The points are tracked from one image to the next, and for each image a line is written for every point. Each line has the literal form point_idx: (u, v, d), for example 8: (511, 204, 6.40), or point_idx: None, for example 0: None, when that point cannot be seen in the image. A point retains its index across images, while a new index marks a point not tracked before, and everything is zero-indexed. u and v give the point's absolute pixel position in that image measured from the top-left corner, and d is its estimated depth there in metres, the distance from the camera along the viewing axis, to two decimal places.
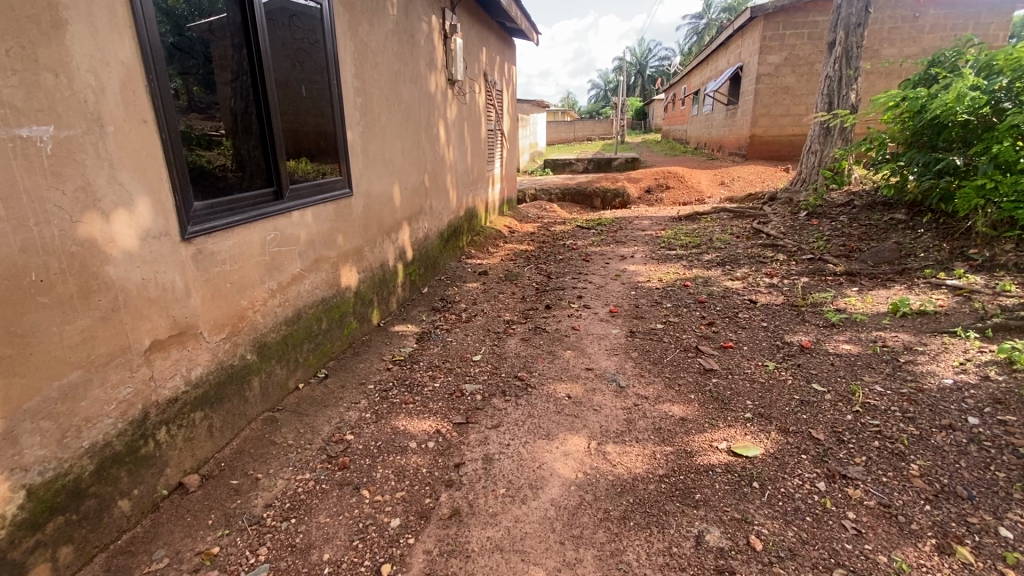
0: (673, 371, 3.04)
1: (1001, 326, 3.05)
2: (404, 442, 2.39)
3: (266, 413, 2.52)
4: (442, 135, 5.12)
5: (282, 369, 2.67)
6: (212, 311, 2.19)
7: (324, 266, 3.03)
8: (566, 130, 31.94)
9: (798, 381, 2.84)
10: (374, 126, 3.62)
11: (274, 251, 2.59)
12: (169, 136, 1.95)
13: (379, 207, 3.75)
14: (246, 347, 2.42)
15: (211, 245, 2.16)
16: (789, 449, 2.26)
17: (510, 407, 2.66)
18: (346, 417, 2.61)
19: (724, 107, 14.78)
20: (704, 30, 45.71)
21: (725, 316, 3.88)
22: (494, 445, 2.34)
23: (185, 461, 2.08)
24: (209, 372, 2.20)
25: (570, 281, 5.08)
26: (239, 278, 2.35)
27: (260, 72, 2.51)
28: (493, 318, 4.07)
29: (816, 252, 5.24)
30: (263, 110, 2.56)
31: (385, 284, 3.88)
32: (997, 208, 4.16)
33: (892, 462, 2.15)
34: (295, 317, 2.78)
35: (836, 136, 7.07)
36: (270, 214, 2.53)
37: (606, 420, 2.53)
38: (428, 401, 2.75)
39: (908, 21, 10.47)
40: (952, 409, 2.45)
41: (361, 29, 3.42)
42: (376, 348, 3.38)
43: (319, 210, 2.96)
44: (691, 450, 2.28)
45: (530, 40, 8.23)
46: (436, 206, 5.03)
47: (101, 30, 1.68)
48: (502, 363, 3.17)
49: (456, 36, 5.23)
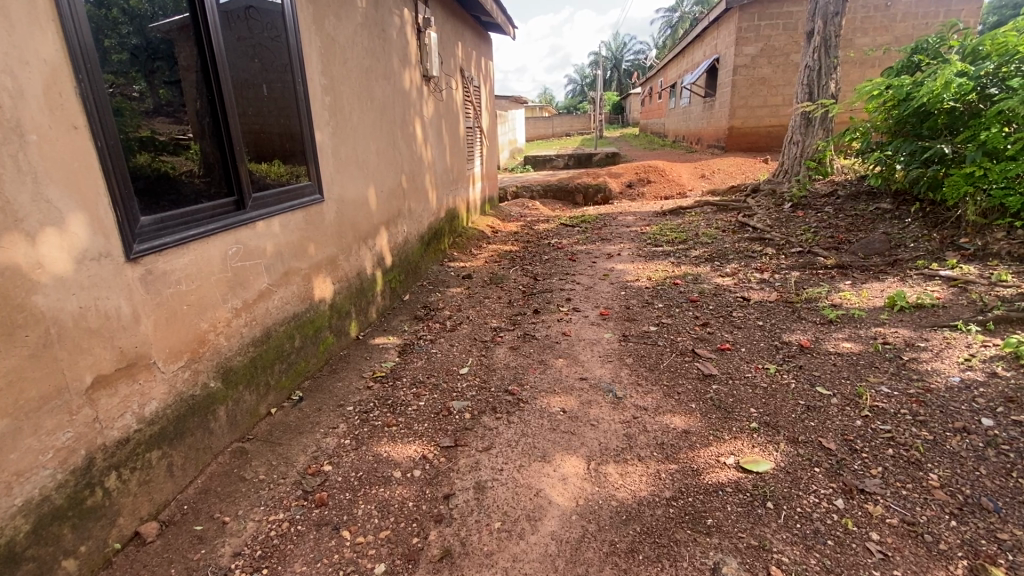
0: (671, 377, 2.88)
1: (1002, 319, 2.99)
2: (388, 471, 2.20)
3: (234, 444, 2.30)
4: (419, 134, 4.90)
5: (251, 395, 2.45)
6: (167, 338, 1.97)
7: (295, 279, 2.81)
8: (545, 126, 31.84)
9: (801, 384, 2.71)
10: (345, 127, 3.40)
11: (237, 266, 2.36)
12: (108, 144, 1.72)
13: (353, 212, 3.53)
14: (208, 374, 2.19)
15: (163, 264, 1.94)
16: (800, 461, 2.12)
17: (502, 425, 2.48)
18: (323, 444, 2.39)
19: (702, 99, 14.78)
20: (678, 23, 46.07)
21: (719, 316, 3.75)
22: (487, 470, 2.16)
23: (141, 507, 1.86)
24: (166, 405, 1.97)
25: (558, 282, 4.91)
26: (197, 298, 2.12)
27: (213, 68, 2.28)
28: (479, 325, 3.87)
29: (805, 246, 5.15)
30: (219, 110, 2.34)
31: (363, 294, 3.66)
32: (986, 195, 4.11)
33: (909, 472, 2.02)
34: (263, 337, 2.55)
35: (818, 126, 7.00)
36: (233, 225, 2.31)
37: (604, 436, 2.36)
38: (412, 423, 2.55)
39: (880, 10, 10.54)
40: (963, 410, 2.34)
41: (328, 23, 3.18)
42: (356, 364, 3.17)
43: (286, 219, 2.73)
44: (698, 467, 2.13)
45: (506, 34, 8.03)
46: (415, 208, 4.80)
47: (19, 23, 1.45)
48: (491, 377, 2.98)
49: (430, 30, 5.00)
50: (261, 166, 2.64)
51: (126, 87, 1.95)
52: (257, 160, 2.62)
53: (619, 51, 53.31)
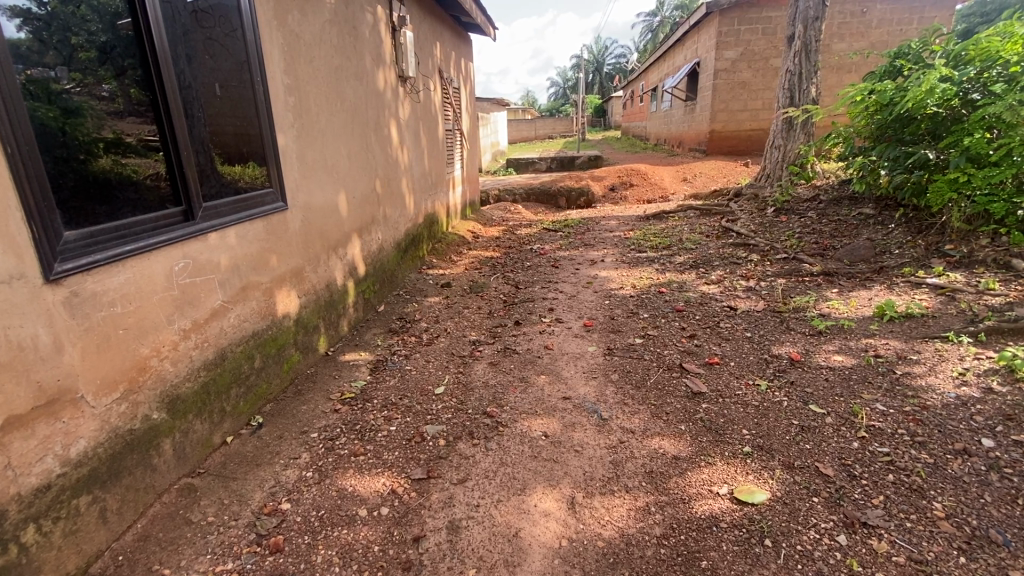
0: (659, 396, 2.73)
1: (994, 330, 2.90)
2: (352, 510, 2.00)
3: (182, 481, 2.08)
4: (394, 136, 4.70)
5: (204, 424, 2.23)
6: (98, 368, 1.75)
7: (253, 294, 2.59)
8: (528, 128, 31.76)
9: (794, 403, 2.58)
10: (312, 130, 3.19)
11: (186, 283, 2.14)
12: (19, 150, 1.52)
13: (322, 220, 3.31)
14: (151, 405, 1.97)
15: (92, 285, 1.72)
16: (798, 490, 1.99)
17: (480, 453, 2.29)
18: (282, 478, 2.19)
19: (683, 103, 14.81)
20: (658, 28, 46.55)
21: (706, 327, 3.62)
22: (462, 507, 1.98)
23: (67, 561, 1.64)
24: (98, 443, 1.75)
25: (540, 291, 4.74)
26: (136, 321, 1.90)
27: (155, 67, 2.06)
28: (457, 338, 3.68)
29: (790, 252, 5.07)
30: (163, 113, 2.12)
31: (332, 306, 3.45)
32: (971, 201, 4.05)
33: (912, 501, 1.89)
34: (217, 360, 2.33)
35: (800, 130, 6.97)
36: (181, 238, 2.09)
37: (589, 464, 2.19)
38: (382, 451, 2.36)
39: (856, 16, 10.65)
40: (962, 429, 2.23)
41: (292, 18, 2.97)
42: (323, 385, 2.95)
43: (244, 229, 2.51)
44: (688, 498, 1.98)
45: (486, 34, 7.86)
46: (390, 214, 4.59)
47: None
48: (469, 397, 2.79)
49: (405, 29, 4.79)
50: (236, 168, 2.56)
51: (93, 86, 1.98)
52: (229, 163, 2.53)
53: (601, 55, 53.65)
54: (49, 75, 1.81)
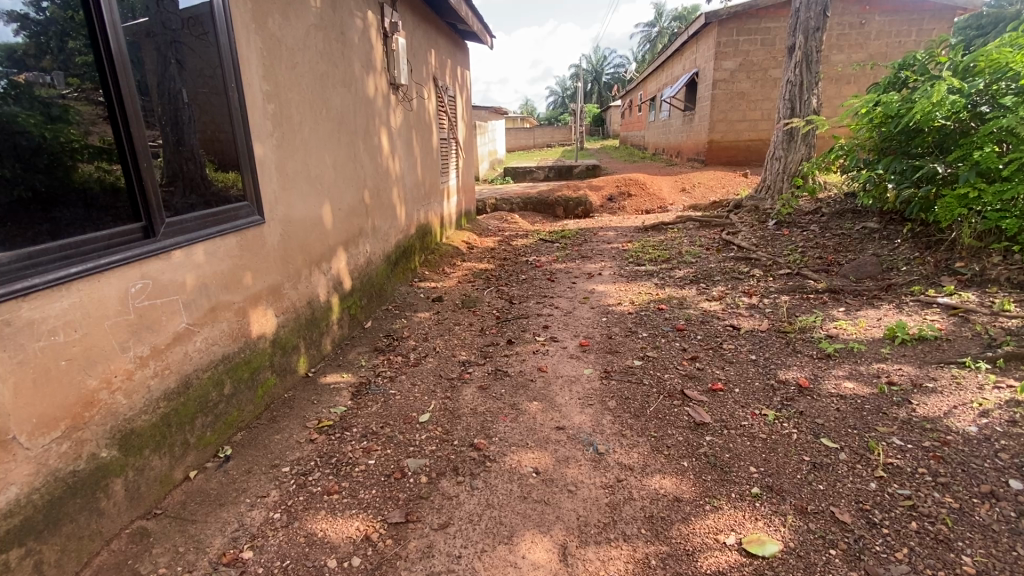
0: (659, 426, 2.55)
1: (1014, 355, 2.73)
2: (320, 560, 1.81)
3: (135, 524, 1.89)
4: (384, 145, 4.53)
5: (163, 460, 2.04)
6: (35, 405, 1.56)
7: (224, 315, 2.40)
8: (527, 137, 31.84)
9: (805, 436, 2.39)
10: (294, 138, 3.02)
11: (144, 307, 1.95)
12: None
13: (303, 233, 3.13)
14: (100, 442, 1.78)
15: (28, 313, 1.54)
16: (813, 540, 1.81)
17: (464, 493, 2.11)
18: (247, 521, 1.99)
19: (681, 113, 14.73)
20: (656, 38, 46.80)
21: (709, 349, 3.43)
22: (441, 558, 1.79)
23: None
24: (34, 488, 1.56)
25: (534, 307, 4.56)
26: (84, 351, 1.71)
27: (112, 76, 1.87)
28: (446, 359, 3.49)
29: (793, 267, 4.91)
30: (120, 122, 1.92)
31: (314, 324, 3.26)
32: (982, 217, 3.89)
33: (938, 554, 1.71)
34: (180, 388, 2.14)
35: (801, 142, 6.82)
36: (135, 258, 1.90)
37: (583, 508, 2.01)
38: (358, 489, 2.17)
39: (855, 28, 10.60)
40: (988, 469, 2.05)
41: (273, 22, 2.81)
42: (300, 411, 2.76)
43: (213, 246, 2.33)
44: (691, 550, 1.80)
45: (483, 43, 7.74)
46: (380, 226, 4.42)
47: None
48: (455, 426, 2.60)
49: (397, 35, 4.65)
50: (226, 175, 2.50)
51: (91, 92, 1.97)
52: (222, 169, 2.49)
53: (600, 65, 53.90)
54: (42, 80, 1.97)
